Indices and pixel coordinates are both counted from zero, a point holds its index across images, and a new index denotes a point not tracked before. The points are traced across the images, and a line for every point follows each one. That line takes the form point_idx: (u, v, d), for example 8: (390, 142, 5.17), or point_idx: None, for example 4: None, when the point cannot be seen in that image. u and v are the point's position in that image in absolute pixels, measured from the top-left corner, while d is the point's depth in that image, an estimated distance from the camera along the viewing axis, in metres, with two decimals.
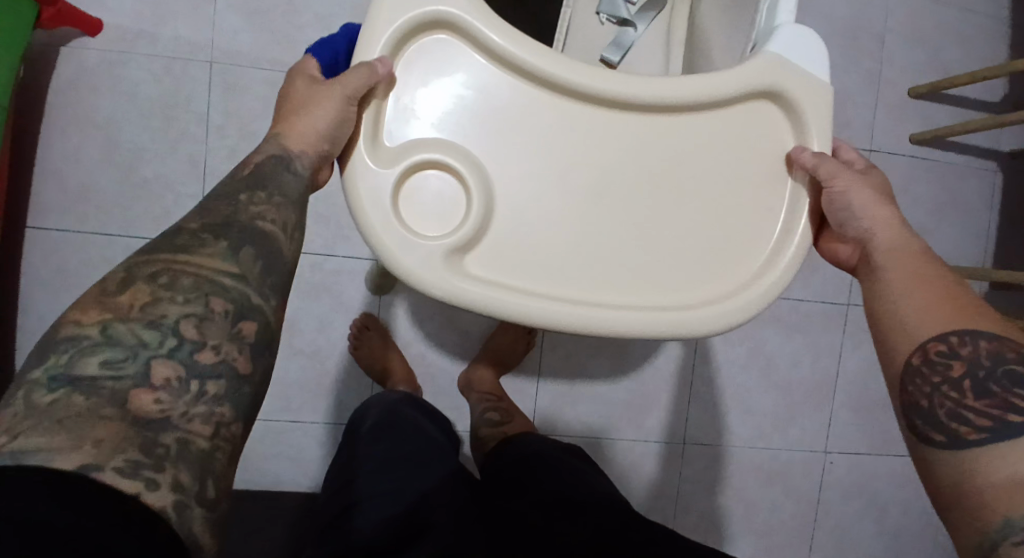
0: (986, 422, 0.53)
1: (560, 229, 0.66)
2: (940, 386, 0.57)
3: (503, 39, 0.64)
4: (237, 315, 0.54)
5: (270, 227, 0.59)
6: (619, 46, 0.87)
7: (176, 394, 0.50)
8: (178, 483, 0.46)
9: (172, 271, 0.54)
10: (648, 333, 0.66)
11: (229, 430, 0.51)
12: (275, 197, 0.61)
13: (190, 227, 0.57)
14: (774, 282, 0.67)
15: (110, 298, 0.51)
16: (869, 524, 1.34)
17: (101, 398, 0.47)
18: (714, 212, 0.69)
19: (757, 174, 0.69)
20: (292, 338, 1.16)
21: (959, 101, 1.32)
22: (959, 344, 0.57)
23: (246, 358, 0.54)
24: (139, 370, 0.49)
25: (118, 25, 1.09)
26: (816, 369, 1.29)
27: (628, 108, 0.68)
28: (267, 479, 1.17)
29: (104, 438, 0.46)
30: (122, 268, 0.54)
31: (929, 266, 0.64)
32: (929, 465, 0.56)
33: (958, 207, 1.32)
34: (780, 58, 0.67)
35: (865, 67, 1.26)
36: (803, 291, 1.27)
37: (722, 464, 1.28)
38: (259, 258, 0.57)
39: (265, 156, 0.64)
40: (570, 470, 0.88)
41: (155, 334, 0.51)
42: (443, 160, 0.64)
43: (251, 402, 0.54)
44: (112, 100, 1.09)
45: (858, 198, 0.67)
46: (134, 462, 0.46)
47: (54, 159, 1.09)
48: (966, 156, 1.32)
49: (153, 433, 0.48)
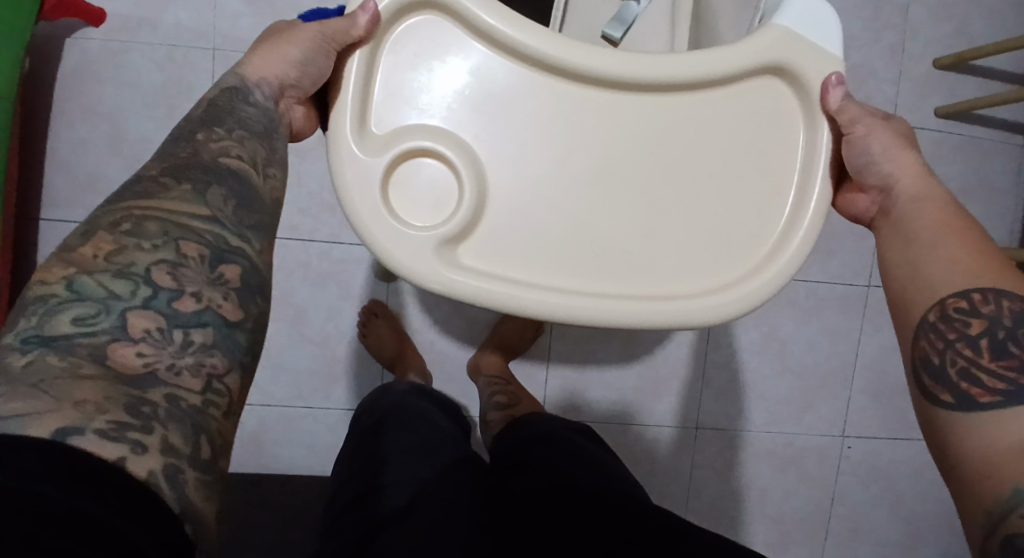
0: (998, 384, 0.50)
1: (556, 217, 0.64)
2: (954, 343, 0.54)
3: (496, 20, 0.62)
4: (216, 259, 0.50)
5: (235, 162, 0.55)
6: (622, 20, 0.81)
7: (160, 345, 0.45)
8: (168, 445, 0.42)
9: (134, 216, 0.49)
10: (651, 324, 0.64)
11: (223, 383, 0.46)
12: (235, 131, 0.57)
13: (150, 173, 0.52)
14: (786, 263, 0.65)
15: (72, 251, 0.46)
16: (887, 510, 1.32)
17: (77, 357, 0.42)
18: (721, 196, 0.66)
19: (764, 154, 0.66)
20: (302, 328, 1.15)
21: (986, 73, 1.26)
22: (981, 301, 0.54)
23: (234, 304, 0.49)
24: (115, 324, 0.44)
25: (121, 14, 1.08)
26: (834, 354, 1.26)
27: (629, 88, 0.65)
28: (281, 465, 1.18)
29: (85, 399, 0.41)
30: (82, 222, 0.49)
31: (956, 220, 0.60)
32: (937, 428, 0.53)
33: (983, 183, 1.27)
34: (789, 33, 0.64)
35: (886, 39, 1.21)
36: (820, 272, 1.23)
37: (736, 449, 1.26)
38: (232, 197, 0.53)
39: (223, 89, 0.60)
40: (586, 453, 0.87)
41: (126, 284, 0.46)
42: (433, 149, 0.62)
43: (246, 352, 0.49)
44: (118, 89, 1.08)
45: (874, 146, 0.64)
46: (119, 423, 0.40)
47: (63, 150, 1.08)
48: (993, 131, 1.27)
49: (140, 391, 0.43)
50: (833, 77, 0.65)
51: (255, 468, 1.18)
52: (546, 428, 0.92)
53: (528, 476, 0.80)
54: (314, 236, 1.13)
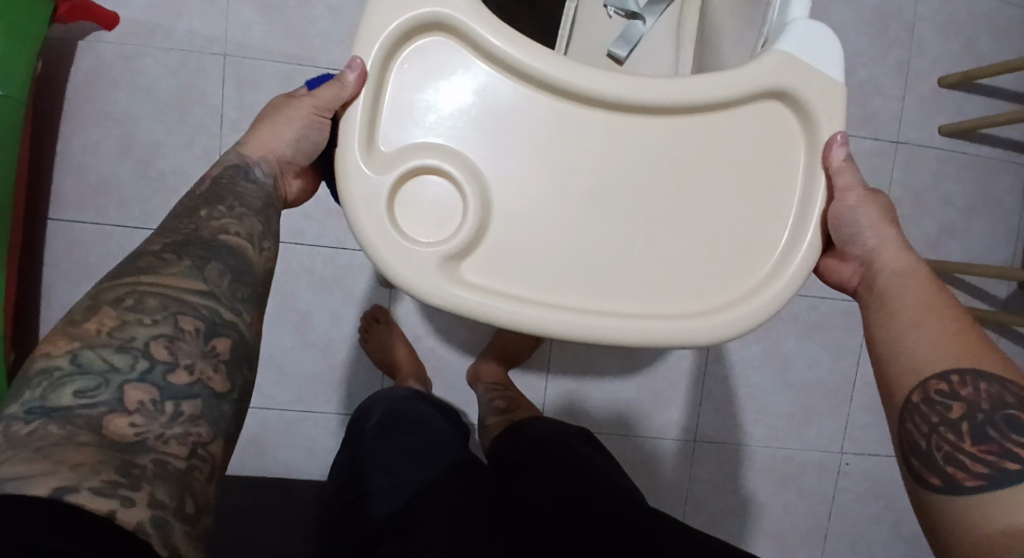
0: (979, 468, 0.55)
1: (556, 236, 0.65)
2: (938, 427, 0.59)
3: (501, 41, 0.63)
4: (209, 332, 0.57)
5: (234, 239, 0.63)
6: (627, 40, 0.88)
7: (151, 415, 0.51)
8: (155, 501, 0.47)
9: (137, 292, 0.56)
10: (650, 342, 0.65)
11: (207, 449, 0.53)
12: (235, 209, 0.66)
13: (153, 250, 0.60)
14: (786, 284, 0.66)
15: (76, 326, 0.53)
16: (884, 526, 1.32)
17: (76, 424, 0.49)
18: (720, 218, 0.67)
19: (764, 177, 0.67)
20: (306, 332, 1.16)
21: (991, 92, 1.27)
22: (959, 384, 0.59)
23: (221, 377, 0.56)
24: (113, 395, 0.51)
25: (135, 19, 1.09)
26: (835, 369, 1.26)
27: (630, 110, 0.66)
28: (281, 468, 1.19)
29: (82, 463, 0.47)
30: (85, 297, 0.56)
31: (935, 299, 0.65)
32: (926, 509, 0.58)
33: (986, 202, 1.28)
34: (792, 58, 0.65)
35: (893, 57, 1.22)
36: (822, 288, 1.24)
37: (734, 463, 1.27)
38: (227, 272, 0.61)
39: (226, 166, 0.69)
40: (581, 457, 0.87)
41: (125, 357, 0.53)
42: (440, 166, 0.63)
43: (230, 421, 0.56)
44: (129, 93, 1.10)
45: (860, 225, 0.67)
46: (112, 482, 0.47)
47: (74, 152, 1.10)
48: (997, 150, 1.27)
49: (130, 454, 0.49)
50: (836, 137, 0.66)
51: (256, 470, 1.19)
52: (541, 433, 0.93)
53: (522, 482, 0.81)
54: (320, 241, 1.15)
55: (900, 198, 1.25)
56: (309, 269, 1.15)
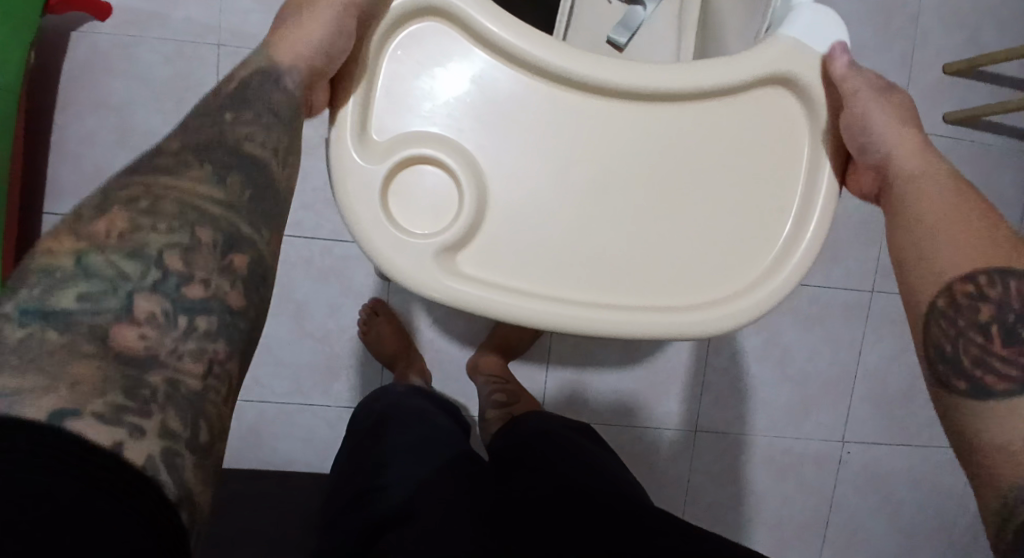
0: (1013, 374, 0.50)
1: (555, 227, 0.64)
2: (966, 330, 0.53)
3: (497, 26, 0.62)
4: (227, 246, 0.49)
5: (260, 150, 0.54)
6: (627, 26, 0.86)
7: (163, 330, 0.45)
8: (166, 429, 0.43)
9: (153, 194, 0.48)
10: (652, 335, 0.64)
11: (223, 368, 0.47)
12: (263, 116, 0.55)
13: (171, 149, 0.52)
14: (789, 277, 0.65)
15: (84, 224, 0.46)
16: (884, 516, 1.32)
17: (78, 334, 0.43)
18: (723, 208, 0.66)
19: (767, 166, 0.66)
20: (304, 323, 1.15)
21: (996, 80, 1.25)
22: (988, 284, 0.53)
23: (239, 293, 0.49)
24: (122, 305, 0.44)
25: (128, 8, 1.07)
26: (836, 360, 1.25)
27: (630, 97, 0.65)
28: (280, 459, 1.19)
29: (83, 381, 0.41)
30: (95, 193, 0.48)
31: (959, 193, 0.60)
32: (949, 417, 0.52)
33: (990, 191, 1.26)
34: (795, 43, 0.64)
35: (897, 44, 1.20)
36: (824, 278, 1.23)
37: (734, 454, 1.26)
38: (248, 186, 0.52)
39: (252, 70, 0.58)
40: (582, 449, 0.87)
41: (137, 264, 0.46)
42: (435, 157, 0.62)
43: (246, 340, 0.49)
44: (124, 83, 1.08)
45: (880, 122, 0.63)
46: (117, 407, 0.42)
47: (69, 143, 1.09)
48: (1002, 139, 1.26)
49: (139, 372, 0.43)
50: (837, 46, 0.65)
51: (254, 462, 1.18)
52: (543, 426, 0.93)
53: (524, 475, 0.80)
54: (317, 232, 1.13)
55: None
56: (306, 260, 1.14)
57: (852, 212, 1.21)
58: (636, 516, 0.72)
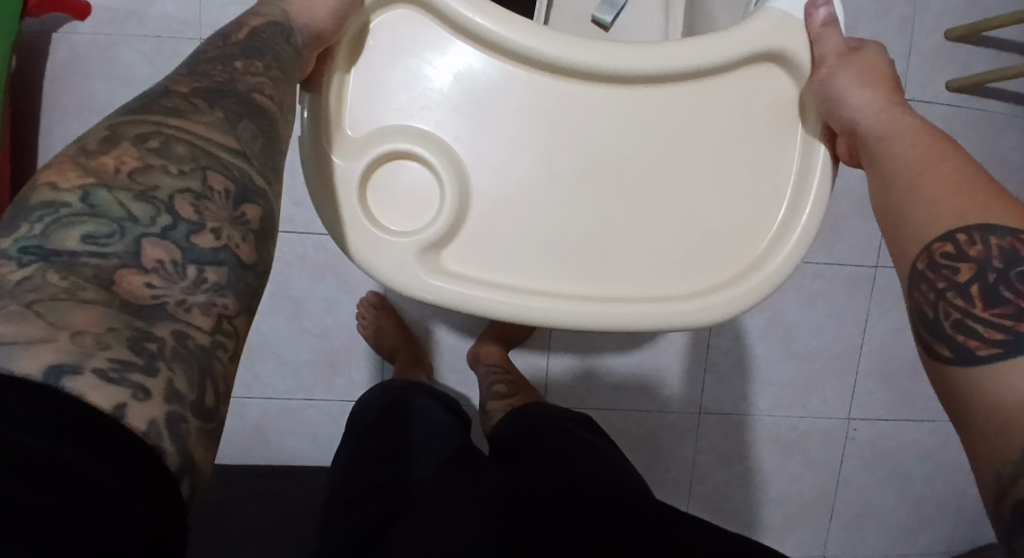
0: (996, 334, 0.45)
1: (539, 218, 0.64)
2: (944, 292, 0.49)
3: (476, 14, 0.62)
4: (240, 196, 0.43)
5: (266, 102, 0.48)
6: (612, 5, 0.86)
7: (171, 279, 0.38)
8: (173, 390, 0.35)
9: (164, 135, 0.42)
10: (636, 327, 0.64)
11: (233, 324, 0.40)
12: (272, 70, 0.51)
13: (180, 91, 0.45)
14: (785, 259, 0.64)
15: (91, 158, 0.40)
16: (893, 492, 1.30)
17: (81, 278, 0.36)
18: (716, 194, 0.66)
19: (760, 145, 0.66)
20: (301, 319, 1.14)
21: (998, 44, 1.22)
22: (967, 243, 0.49)
23: (251, 246, 0.42)
24: (128, 249, 0.38)
25: (107, 7, 1.05)
26: (841, 337, 1.23)
27: (610, 80, 0.64)
28: (284, 455, 1.18)
29: (84, 330, 0.35)
30: (101, 129, 0.42)
31: (932, 139, 0.58)
32: (938, 386, 0.48)
33: (994, 159, 1.23)
34: (782, 16, 0.64)
35: (896, 11, 1.17)
36: (827, 254, 1.20)
37: (740, 434, 1.25)
38: (259, 136, 0.46)
39: (266, 20, 0.54)
40: (584, 441, 0.86)
41: (146, 208, 0.39)
42: (411, 151, 0.62)
43: (256, 298, 0.42)
44: (106, 83, 1.06)
45: (846, 80, 0.62)
46: (121, 362, 0.34)
47: (56, 147, 1.07)
48: (1006, 105, 1.23)
49: (146, 323, 0.36)
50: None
51: (258, 460, 1.17)
52: (544, 418, 0.92)
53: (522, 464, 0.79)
54: (310, 227, 1.12)
55: None
56: (301, 256, 1.12)
57: (855, 187, 1.19)
58: (636, 505, 0.71)
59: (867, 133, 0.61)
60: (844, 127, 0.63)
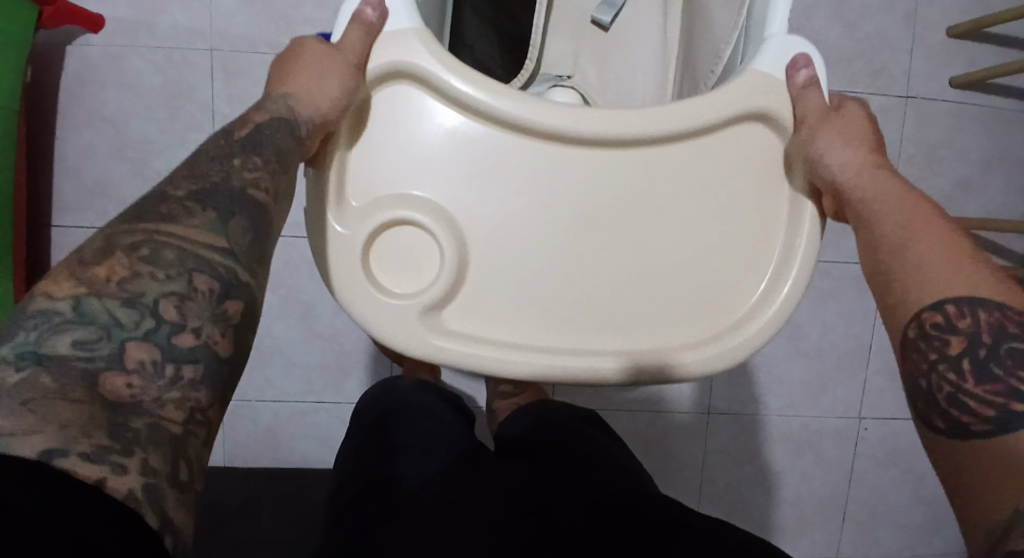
0: (987, 410, 0.49)
1: (535, 277, 0.67)
2: (937, 364, 0.52)
3: (471, 87, 0.65)
4: (222, 294, 0.49)
5: (261, 196, 0.54)
6: (610, 5, 0.93)
7: (149, 378, 0.44)
8: (148, 467, 0.42)
9: (154, 242, 0.48)
10: (629, 378, 0.68)
11: (206, 415, 0.46)
12: (271, 164, 0.56)
13: (176, 194, 0.51)
14: (782, 302, 0.68)
15: (85, 269, 0.46)
16: (906, 491, 1.30)
17: (70, 378, 0.42)
18: (710, 249, 0.69)
19: (750, 194, 0.69)
20: (312, 323, 1.16)
21: (1005, 40, 1.21)
22: (957, 315, 0.53)
23: (229, 340, 0.48)
24: (113, 352, 0.44)
25: (119, 19, 1.07)
26: (851, 335, 1.23)
27: (600, 146, 0.67)
28: (297, 458, 1.20)
29: (70, 422, 0.41)
30: (99, 236, 0.48)
31: (918, 205, 0.62)
32: (934, 455, 0.52)
33: (1004, 155, 1.23)
34: (767, 77, 0.68)
35: (901, 7, 1.17)
36: (835, 251, 1.21)
37: (750, 434, 1.25)
38: (250, 230, 0.52)
39: (271, 115, 0.58)
40: (589, 438, 0.87)
41: (131, 313, 0.45)
42: (411, 218, 0.65)
43: (229, 386, 0.48)
44: (118, 93, 1.09)
45: (826, 140, 0.66)
46: (101, 446, 0.41)
47: (70, 157, 1.10)
48: (1013, 100, 1.22)
49: (123, 417, 0.43)
50: (799, 58, 0.69)
51: (272, 462, 1.19)
52: (555, 419, 0.91)
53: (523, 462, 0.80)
54: None
55: (912, 154, 1.21)
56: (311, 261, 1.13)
57: None
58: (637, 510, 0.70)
59: (850, 196, 0.64)
60: (828, 186, 0.66)
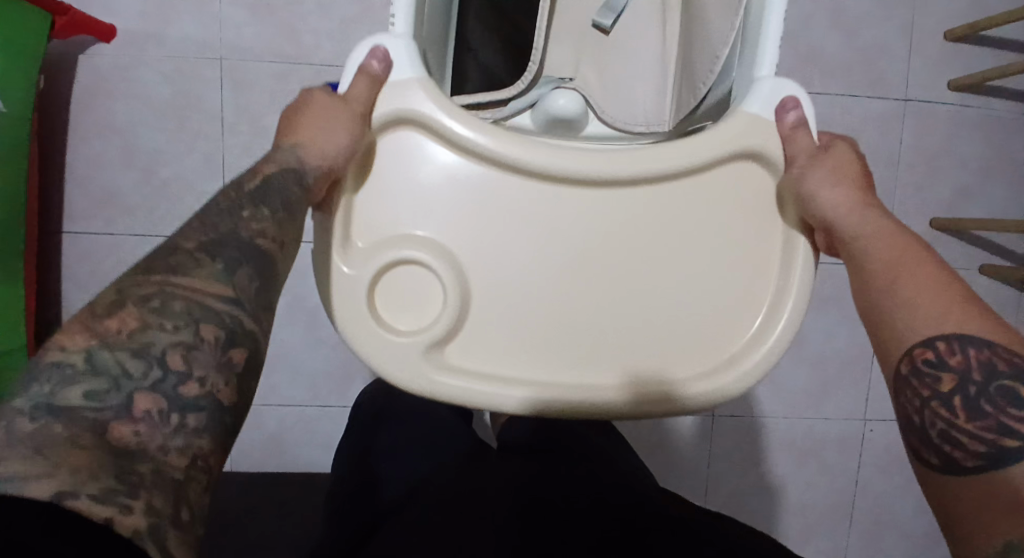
0: (978, 447, 0.49)
1: (534, 311, 0.67)
2: (929, 401, 0.52)
3: (469, 129, 0.66)
4: (228, 341, 0.48)
5: (267, 245, 0.55)
6: (611, 8, 0.94)
7: (155, 427, 0.43)
8: (153, 509, 0.40)
9: (164, 293, 0.48)
10: (630, 412, 0.67)
11: (208, 461, 0.44)
12: (278, 213, 0.57)
13: (186, 246, 0.51)
14: (780, 334, 0.68)
15: (97, 321, 0.45)
16: (911, 496, 1.30)
17: (79, 427, 0.41)
18: (710, 283, 0.69)
19: (744, 229, 0.69)
20: (317, 330, 1.17)
21: (1002, 46, 1.23)
22: (947, 351, 0.53)
23: (232, 388, 0.47)
24: (122, 402, 0.43)
25: (130, 30, 1.10)
26: (854, 339, 1.24)
27: (596, 183, 0.68)
28: (302, 464, 1.20)
29: (80, 465, 0.39)
30: (110, 290, 0.48)
31: (911, 245, 0.62)
32: (928, 491, 0.52)
33: (1002, 160, 1.24)
34: (754, 118, 0.70)
35: (898, 15, 1.18)
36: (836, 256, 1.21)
37: (754, 439, 1.25)
38: (256, 279, 0.52)
39: (280, 166, 0.60)
40: (588, 438, 0.87)
41: (141, 363, 0.45)
42: (414, 256, 0.65)
43: (231, 432, 0.47)
44: (128, 103, 1.11)
45: (816, 179, 0.67)
46: (110, 489, 0.39)
47: (80, 165, 1.11)
48: (1011, 105, 1.24)
49: (130, 462, 0.41)
50: (788, 100, 0.71)
51: (277, 468, 1.20)
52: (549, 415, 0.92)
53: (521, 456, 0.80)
54: None
55: (912, 160, 1.22)
56: None
57: None
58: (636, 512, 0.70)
59: (843, 234, 0.65)
60: (821, 224, 0.67)
